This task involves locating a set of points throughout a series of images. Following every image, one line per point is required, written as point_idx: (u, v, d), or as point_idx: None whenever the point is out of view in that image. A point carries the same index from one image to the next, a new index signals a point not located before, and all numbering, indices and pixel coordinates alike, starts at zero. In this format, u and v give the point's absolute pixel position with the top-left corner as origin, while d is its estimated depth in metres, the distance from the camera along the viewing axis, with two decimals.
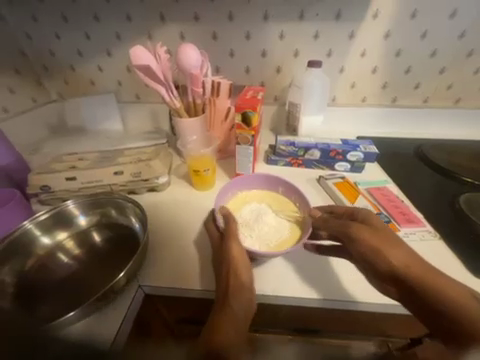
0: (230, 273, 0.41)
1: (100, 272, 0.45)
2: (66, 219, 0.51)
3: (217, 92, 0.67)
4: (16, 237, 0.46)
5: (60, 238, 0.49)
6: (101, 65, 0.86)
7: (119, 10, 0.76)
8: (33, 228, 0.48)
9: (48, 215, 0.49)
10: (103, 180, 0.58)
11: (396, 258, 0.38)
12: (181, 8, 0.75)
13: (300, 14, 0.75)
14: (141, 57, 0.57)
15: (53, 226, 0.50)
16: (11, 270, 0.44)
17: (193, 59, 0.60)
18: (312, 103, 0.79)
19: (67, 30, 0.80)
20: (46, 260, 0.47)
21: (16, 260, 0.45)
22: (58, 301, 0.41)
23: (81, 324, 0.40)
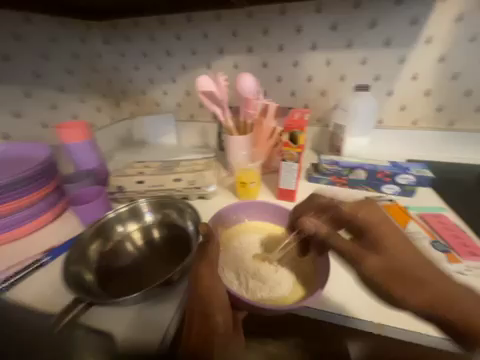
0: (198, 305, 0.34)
1: (159, 263, 0.51)
2: (137, 214, 0.61)
3: (265, 113, 0.74)
4: (103, 222, 0.57)
5: (130, 229, 0.58)
6: (166, 89, 1.02)
7: (187, 46, 0.92)
8: (113, 217, 0.58)
9: (127, 208, 0.60)
10: (164, 185, 0.68)
11: (395, 281, 0.28)
12: (237, 42, 0.87)
13: (348, 43, 0.79)
14: (205, 84, 0.67)
15: (128, 217, 0.60)
16: (95, 247, 0.53)
17: (248, 86, 0.69)
18: (356, 125, 0.80)
19: (145, 63, 0.99)
20: (119, 245, 0.55)
21: (100, 240, 0.55)
22: (124, 282, 0.47)
23: (139, 307, 0.44)
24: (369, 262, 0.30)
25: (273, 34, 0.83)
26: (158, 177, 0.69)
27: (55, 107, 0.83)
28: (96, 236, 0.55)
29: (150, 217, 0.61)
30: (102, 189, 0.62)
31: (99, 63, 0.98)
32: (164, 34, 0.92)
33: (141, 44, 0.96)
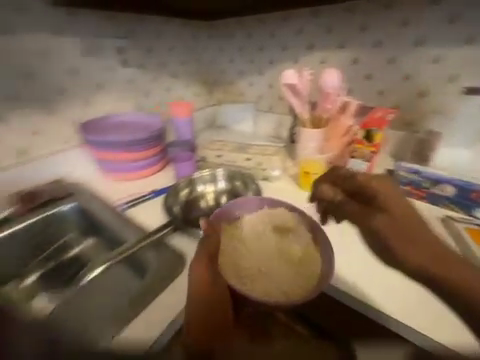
0: (196, 289, 0.36)
1: None
2: (214, 180, 0.74)
3: (344, 110, 0.74)
4: (191, 180, 0.72)
5: (206, 190, 0.72)
6: (252, 81, 1.13)
7: (280, 42, 0.99)
8: (197, 177, 0.73)
9: (208, 173, 0.73)
10: (237, 162, 0.80)
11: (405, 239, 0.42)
12: (330, 37, 0.87)
13: (467, 38, 0.69)
14: (289, 77, 0.73)
15: (207, 180, 0.73)
16: (182, 195, 0.70)
17: (330, 81, 0.70)
18: (458, 134, 0.68)
19: (239, 57, 1.11)
20: (197, 199, 0.71)
21: (186, 189, 0.71)
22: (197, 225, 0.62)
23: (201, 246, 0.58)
24: (381, 215, 0.45)
25: (372, 29, 0.79)
26: (233, 155, 0.81)
27: (168, 89, 1.05)
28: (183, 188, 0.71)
29: (222, 185, 0.73)
30: (193, 154, 0.80)
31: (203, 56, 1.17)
32: (261, 30, 1.02)
33: (240, 40, 1.08)
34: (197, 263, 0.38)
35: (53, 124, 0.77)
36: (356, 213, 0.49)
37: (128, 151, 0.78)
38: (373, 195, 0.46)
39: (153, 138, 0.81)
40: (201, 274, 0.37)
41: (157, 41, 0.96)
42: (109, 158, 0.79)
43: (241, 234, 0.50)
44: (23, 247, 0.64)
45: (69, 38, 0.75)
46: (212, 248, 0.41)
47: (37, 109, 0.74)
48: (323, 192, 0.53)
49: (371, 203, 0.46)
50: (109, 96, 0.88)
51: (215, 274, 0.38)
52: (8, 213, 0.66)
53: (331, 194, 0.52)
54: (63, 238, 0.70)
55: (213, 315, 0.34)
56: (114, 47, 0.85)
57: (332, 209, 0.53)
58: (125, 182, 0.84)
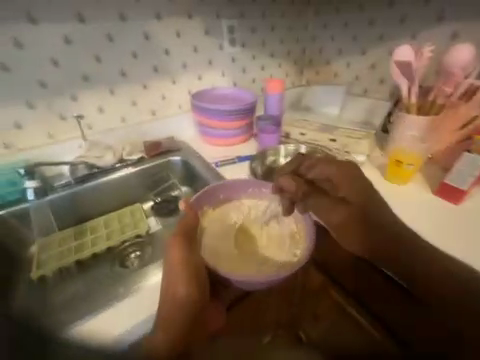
0: (176, 265, 0.49)
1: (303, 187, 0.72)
2: (296, 154, 0.79)
3: (469, 97, 0.65)
4: (274, 150, 0.80)
5: (286, 162, 0.79)
6: (350, 61, 1.07)
7: (398, 14, 0.90)
8: (281, 149, 0.80)
9: (293, 147, 0.80)
10: (320, 142, 0.83)
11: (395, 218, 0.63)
12: (470, 8, 0.81)
13: None
14: (403, 53, 0.64)
15: (290, 154, 0.80)
16: (266, 161, 0.79)
17: (463, 57, 0.65)
18: None
19: (342, 34, 1.05)
20: (277, 168, 0.78)
21: (270, 157, 0.80)
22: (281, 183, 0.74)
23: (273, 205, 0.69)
24: (375, 210, 0.66)
25: None
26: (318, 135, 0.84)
27: (263, 68, 1.13)
28: (269, 157, 0.80)
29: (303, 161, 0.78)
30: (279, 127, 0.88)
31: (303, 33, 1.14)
32: (378, 1, 0.93)
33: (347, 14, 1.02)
34: (172, 248, 0.51)
35: (174, 92, 0.97)
36: (350, 195, 0.68)
37: (226, 119, 0.93)
38: (357, 174, 0.67)
39: (247, 111, 0.93)
40: (177, 265, 0.49)
41: (263, 20, 1.04)
42: (209, 124, 0.94)
43: (223, 215, 0.66)
44: (146, 182, 0.88)
45: (198, 19, 0.89)
46: (165, 297, 0.48)
47: (165, 79, 0.93)
48: (316, 175, 0.68)
49: (354, 184, 0.67)
50: (216, 72, 1.03)
51: (191, 262, 0.50)
52: (141, 156, 0.89)
53: (295, 184, 0.66)
54: (169, 182, 0.91)
55: (187, 318, 0.47)
56: (228, 26, 0.97)
57: (314, 188, 0.70)
58: (216, 147, 0.98)
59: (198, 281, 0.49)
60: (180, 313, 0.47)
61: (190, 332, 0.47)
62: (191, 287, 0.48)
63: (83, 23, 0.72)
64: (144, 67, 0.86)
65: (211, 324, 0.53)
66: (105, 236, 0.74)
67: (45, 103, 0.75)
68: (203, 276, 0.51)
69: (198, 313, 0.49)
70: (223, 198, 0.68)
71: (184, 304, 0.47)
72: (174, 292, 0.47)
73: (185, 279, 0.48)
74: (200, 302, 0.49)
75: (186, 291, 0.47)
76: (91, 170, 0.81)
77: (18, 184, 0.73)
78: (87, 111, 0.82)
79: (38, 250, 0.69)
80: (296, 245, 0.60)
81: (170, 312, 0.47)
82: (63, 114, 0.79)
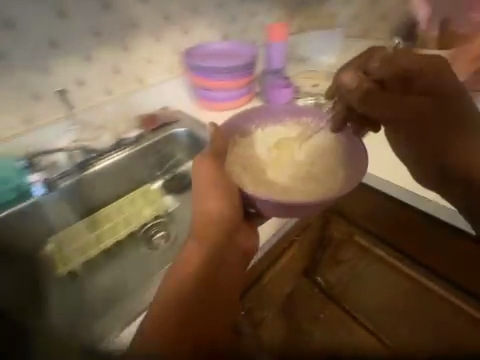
0: (208, 183, 0.46)
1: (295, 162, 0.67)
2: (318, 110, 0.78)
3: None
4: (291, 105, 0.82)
5: None
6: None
7: None
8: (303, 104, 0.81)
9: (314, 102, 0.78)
10: None
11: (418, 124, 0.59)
12: None
13: None
14: None
15: None
16: None
17: None
18: None
19: None
20: None
21: None
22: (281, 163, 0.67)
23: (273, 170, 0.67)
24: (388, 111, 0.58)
25: None
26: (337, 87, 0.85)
27: (255, 13, 0.98)
28: None
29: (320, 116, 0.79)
30: (290, 83, 0.83)
31: None
32: None
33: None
34: (202, 166, 0.47)
35: (160, 51, 0.83)
36: (381, 107, 0.57)
37: (224, 78, 0.83)
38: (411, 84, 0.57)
39: (246, 67, 0.83)
40: (211, 184, 0.46)
41: None
42: (206, 85, 0.84)
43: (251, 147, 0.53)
44: (150, 161, 0.78)
45: None
46: (198, 215, 0.45)
47: (146, 35, 0.78)
48: (348, 85, 0.56)
49: (391, 86, 0.57)
50: (203, 22, 0.89)
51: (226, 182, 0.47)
52: (134, 135, 0.76)
53: (352, 82, 0.56)
54: (174, 158, 0.81)
55: (220, 236, 0.45)
56: None
57: (353, 103, 0.56)
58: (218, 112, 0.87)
59: (232, 205, 0.46)
60: (217, 226, 0.45)
61: (227, 246, 0.46)
62: (226, 205, 0.46)
63: None
64: (121, 20, 0.73)
65: (248, 247, 0.50)
66: (112, 228, 0.69)
67: (18, 80, 0.64)
68: (237, 202, 0.47)
69: (233, 233, 0.47)
70: (255, 129, 0.56)
71: (225, 219, 0.45)
72: (207, 208, 0.45)
73: (217, 195, 0.45)
74: (233, 222, 0.46)
75: (220, 206, 0.45)
76: (88, 159, 0.70)
77: (16, 179, 0.63)
78: (63, 85, 0.70)
79: (56, 245, 0.66)
80: (340, 173, 0.51)
81: (208, 224, 0.45)
82: (36, 92, 0.67)
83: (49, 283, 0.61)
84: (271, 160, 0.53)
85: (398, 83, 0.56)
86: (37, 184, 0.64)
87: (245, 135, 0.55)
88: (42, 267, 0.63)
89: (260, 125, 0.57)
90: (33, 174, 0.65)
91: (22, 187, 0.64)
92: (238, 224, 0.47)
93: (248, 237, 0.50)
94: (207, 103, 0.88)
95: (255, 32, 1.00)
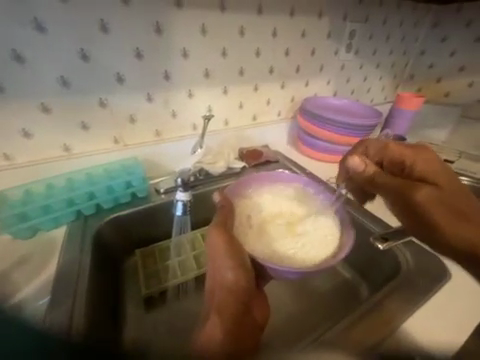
0: (218, 252, 0.40)
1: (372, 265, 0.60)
2: None
3: None
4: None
5: None
6: None
7: None
8: None
9: None
10: (476, 173, 0.77)
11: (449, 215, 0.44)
12: None
13: None
14: None
15: None
16: None
17: None
18: None
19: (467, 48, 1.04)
20: None
21: None
22: (365, 261, 0.62)
23: (360, 259, 0.63)
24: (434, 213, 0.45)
25: None
26: (470, 166, 0.80)
27: (365, 79, 1.04)
28: None
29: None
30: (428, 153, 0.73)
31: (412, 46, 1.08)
32: None
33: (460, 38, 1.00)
34: (217, 237, 0.41)
35: (280, 96, 0.86)
36: (388, 183, 0.50)
37: (345, 133, 0.80)
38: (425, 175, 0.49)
39: (371, 128, 0.81)
40: (223, 255, 0.39)
41: (382, 27, 0.94)
42: (323, 137, 0.82)
43: (254, 208, 0.54)
44: None
45: (325, 20, 0.80)
46: (212, 287, 0.39)
47: (277, 82, 0.83)
48: (354, 168, 0.54)
49: (405, 173, 0.51)
50: (323, 80, 0.92)
51: (235, 248, 0.40)
52: (239, 169, 0.75)
53: (362, 168, 0.54)
54: None
55: (235, 309, 0.37)
56: (351, 30, 0.87)
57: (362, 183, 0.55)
58: (327, 164, 0.87)
59: (248, 272, 0.39)
60: (234, 300, 0.37)
61: (242, 322, 0.37)
62: (240, 273, 0.38)
63: (222, 10, 0.64)
64: (262, 66, 0.77)
65: (260, 318, 0.40)
66: (195, 262, 0.60)
67: (163, 99, 0.66)
68: (249, 269, 0.40)
69: (248, 304, 0.39)
70: (251, 194, 0.56)
71: (239, 291, 0.38)
72: (221, 278, 0.39)
73: (231, 263, 0.39)
74: (247, 292, 0.39)
75: (233, 276, 0.38)
76: (198, 178, 0.69)
77: (137, 186, 0.61)
78: (198, 110, 0.73)
79: (140, 260, 0.60)
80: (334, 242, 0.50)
81: (222, 299, 0.38)
82: (175, 111, 0.70)
83: (129, 307, 0.55)
84: (262, 229, 0.51)
85: (414, 170, 0.50)
86: (180, 204, 0.50)
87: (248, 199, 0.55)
88: (122, 283, 0.59)
89: (257, 189, 0.57)
90: (179, 191, 0.51)
91: (138, 195, 0.62)
92: (253, 291, 0.40)
93: (263, 309, 0.41)
94: (316, 150, 0.86)
95: (357, 94, 1.05)
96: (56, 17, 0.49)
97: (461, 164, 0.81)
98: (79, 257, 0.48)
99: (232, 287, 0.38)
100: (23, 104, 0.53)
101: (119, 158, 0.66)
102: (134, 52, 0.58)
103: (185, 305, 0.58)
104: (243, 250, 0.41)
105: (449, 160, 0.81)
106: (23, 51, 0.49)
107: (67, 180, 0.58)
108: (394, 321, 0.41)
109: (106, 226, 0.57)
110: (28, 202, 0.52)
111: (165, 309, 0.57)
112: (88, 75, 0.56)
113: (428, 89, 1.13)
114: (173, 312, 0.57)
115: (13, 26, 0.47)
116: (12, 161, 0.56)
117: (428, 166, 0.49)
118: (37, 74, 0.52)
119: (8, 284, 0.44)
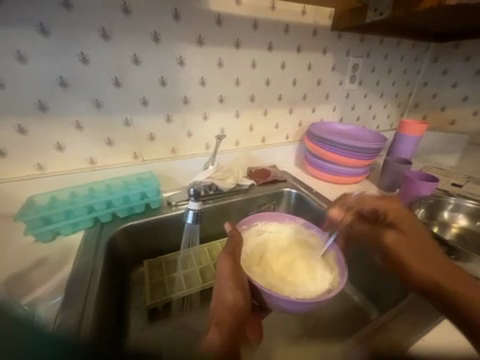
0: (224, 276, 0.43)
1: (381, 289, 0.58)
2: (461, 210, 0.72)
3: None
4: (441, 199, 0.71)
5: (451, 220, 0.71)
6: (478, 109, 1.05)
7: None
8: (446, 202, 0.71)
9: (456, 201, 0.72)
10: None
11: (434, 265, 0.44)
12: None
13: None
14: None
15: (455, 210, 0.72)
16: (424, 215, 0.69)
17: None
18: None
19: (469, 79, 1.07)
20: (439, 226, 0.70)
21: (431, 210, 0.71)
22: (373, 284, 0.60)
23: (367, 282, 0.62)
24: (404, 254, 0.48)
25: None
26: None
27: (369, 107, 1.10)
28: (428, 208, 0.70)
29: (447, 213, 0.71)
30: (434, 177, 0.74)
31: (413, 78, 1.15)
32: None
33: (460, 70, 1.06)
34: (224, 262, 0.45)
35: (288, 121, 0.92)
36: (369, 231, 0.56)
37: (354, 156, 0.82)
38: (392, 219, 0.53)
39: (376, 152, 0.83)
40: (227, 278, 0.43)
41: (384, 61, 1.02)
42: (332, 159, 0.84)
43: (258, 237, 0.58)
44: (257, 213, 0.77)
45: (330, 55, 0.88)
46: (213, 306, 0.42)
47: (285, 108, 0.89)
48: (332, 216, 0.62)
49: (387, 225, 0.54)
50: (329, 106, 0.99)
51: (238, 271, 0.44)
52: (249, 186, 0.79)
53: (340, 218, 0.60)
54: None
55: (233, 325, 0.38)
56: (354, 63, 0.95)
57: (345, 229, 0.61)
58: (333, 184, 0.90)
59: (247, 294, 0.42)
60: (232, 319, 0.39)
61: (239, 334, 0.38)
62: (240, 294, 0.41)
63: (237, 47, 0.73)
64: (272, 93, 0.84)
65: (252, 337, 0.42)
66: (200, 276, 0.60)
67: (181, 120, 0.74)
68: (248, 291, 0.43)
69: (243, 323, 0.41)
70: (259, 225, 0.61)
71: (238, 310, 0.40)
72: (222, 298, 0.41)
73: (233, 284, 0.42)
74: (245, 312, 0.41)
75: (233, 296, 0.41)
76: (208, 192, 0.72)
77: (151, 198, 0.65)
78: (212, 131, 0.79)
79: (147, 271, 0.62)
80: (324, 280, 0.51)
81: (221, 316, 0.40)
82: (191, 131, 0.76)
83: (132, 317, 0.56)
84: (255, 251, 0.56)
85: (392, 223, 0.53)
86: (191, 212, 0.53)
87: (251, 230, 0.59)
88: (129, 293, 0.59)
89: (265, 221, 0.62)
90: (190, 201, 0.54)
91: (151, 206, 0.66)
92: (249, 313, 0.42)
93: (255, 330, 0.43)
94: (324, 172, 0.88)
95: (362, 120, 1.11)
96: (99, 53, 0.59)
97: (471, 188, 0.81)
98: (91, 260, 0.50)
99: (230, 309, 0.40)
100: (60, 122, 0.61)
101: (137, 172, 0.72)
102: (159, 80, 0.67)
103: (187, 321, 0.57)
104: (246, 277, 0.45)
105: (457, 183, 0.82)
106: (67, 78, 0.58)
107: (89, 190, 0.63)
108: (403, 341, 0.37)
109: (119, 234, 0.59)
110: (52, 207, 0.56)
111: (165, 324, 0.56)
112: (119, 98, 0.64)
113: (434, 116, 1.17)
114: (174, 327, 0.56)
115: (63, 60, 0.56)
116: (44, 170, 0.63)
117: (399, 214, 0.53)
118: (76, 97, 0.60)
119: (25, 282, 0.47)
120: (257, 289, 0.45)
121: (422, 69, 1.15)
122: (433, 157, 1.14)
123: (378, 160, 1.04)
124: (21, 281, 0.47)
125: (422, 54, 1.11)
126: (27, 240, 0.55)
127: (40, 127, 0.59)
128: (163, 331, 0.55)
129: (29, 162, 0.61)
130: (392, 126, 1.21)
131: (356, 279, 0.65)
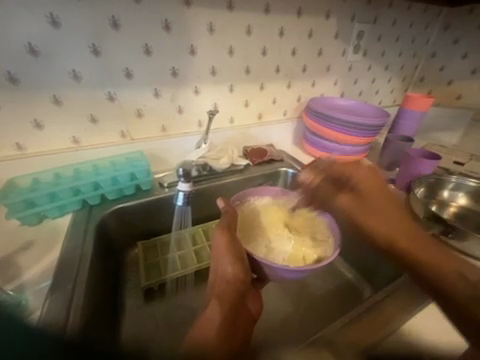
0: (221, 250, 0.42)
1: (377, 268, 0.58)
2: (462, 189, 0.70)
3: None
4: (442, 178, 0.70)
5: (450, 200, 0.70)
6: None
7: None
8: (447, 181, 0.70)
9: (457, 180, 0.70)
10: None
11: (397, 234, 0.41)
12: None
13: None
14: None
15: (456, 189, 0.70)
16: (424, 195, 0.68)
17: None
18: None
19: None
20: (438, 205, 0.69)
21: (431, 190, 0.69)
22: (369, 263, 0.61)
23: (363, 262, 0.62)
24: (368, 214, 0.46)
25: None
26: None
27: (373, 81, 1.03)
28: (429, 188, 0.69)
29: (447, 193, 0.70)
30: (438, 155, 0.71)
31: (421, 48, 1.07)
32: None
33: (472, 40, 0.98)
34: (219, 237, 0.43)
35: (286, 95, 0.86)
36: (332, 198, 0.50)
37: (355, 133, 0.78)
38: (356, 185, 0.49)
39: (379, 129, 0.80)
40: (224, 253, 0.42)
41: (391, 28, 0.94)
42: (331, 136, 0.80)
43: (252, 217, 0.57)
44: None
45: (333, 20, 0.80)
46: (213, 279, 0.42)
47: (283, 82, 0.83)
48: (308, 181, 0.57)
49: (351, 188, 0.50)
50: (330, 80, 0.92)
51: (236, 245, 0.43)
52: (245, 166, 0.76)
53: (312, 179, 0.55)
54: None
55: (234, 298, 0.39)
56: (359, 31, 0.87)
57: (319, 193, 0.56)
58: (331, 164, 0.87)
59: (246, 267, 0.42)
60: (232, 293, 0.40)
61: (241, 305, 0.40)
62: (239, 267, 0.41)
63: (230, 9, 0.65)
64: (269, 65, 0.78)
65: (253, 309, 0.43)
66: (196, 258, 0.60)
67: (170, 94, 0.68)
68: (246, 264, 0.42)
69: (243, 296, 0.41)
70: (254, 203, 0.59)
71: (237, 282, 0.40)
72: (222, 272, 0.41)
73: (233, 258, 0.41)
74: (245, 284, 0.41)
75: (232, 269, 0.41)
76: (202, 173, 0.69)
77: (141, 179, 0.62)
78: (204, 107, 0.74)
79: (142, 252, 0.61)
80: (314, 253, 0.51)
81: (222, 289, 0.40)
82: (181, 107, 0.71)
83: (129, 299, 0.56)
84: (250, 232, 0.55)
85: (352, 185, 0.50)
86: (181, 194, 0.50)
87: (248, 209, 0.57)
88: (124, 276, 0.59)
89: (260, 199, 0.60)
90: (180, 182, 0.51)
91: (142, 188, 0.63)
92: (248, 285, 0.43)
93: (255, 299, 0.44)
94: (322, 151, 0.85)
95: (365, 96, 1.05)
96: (70, 13, 0.51)
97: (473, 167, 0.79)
98: (81, 245, 0.48)
99: (230, 282, 0.40)
100: (35, 97, 0.55)
101: (125, 152, 0.68)
102: (143, 48, 0.60)
103: (183, 300, 0.58)
104: (245, 251, 0.44)
105: (459, 162, 0.79)
106: (37, 45, 0.51)
107: (75, 171, 0.60)
108: (393, 320, 0.38)
109: (109, 217, 0.57)
110: (35, 189, 0.53)
111: (162, 304, 0.56)
112: (98, 69, 0.58)
113: (439, 91, 1.11)
114: (172, 307, 0.56)
115: (28, 23, 0.49)
116: (24, 151, 0.59)
117: (368, 182, 0.48)
118: (50, 69, 0.54)
119: (11, 267, 0.46)
120: (257, 262, 0.44)
121: (431, 38, 1.06)
122: (436, 135, 1.11)
123: (378, 139, 1.00)
124: (8, 266, 0.46)
125: (433, 20, 1.02)
126: (12, 223, 0.53)
127: (12, 101, 0.54)
128: (162, 312, 0.55)
129: (6, 141, 0.57)
130: (394, 102, 1.16)
131: (351, 258, 0.65)
